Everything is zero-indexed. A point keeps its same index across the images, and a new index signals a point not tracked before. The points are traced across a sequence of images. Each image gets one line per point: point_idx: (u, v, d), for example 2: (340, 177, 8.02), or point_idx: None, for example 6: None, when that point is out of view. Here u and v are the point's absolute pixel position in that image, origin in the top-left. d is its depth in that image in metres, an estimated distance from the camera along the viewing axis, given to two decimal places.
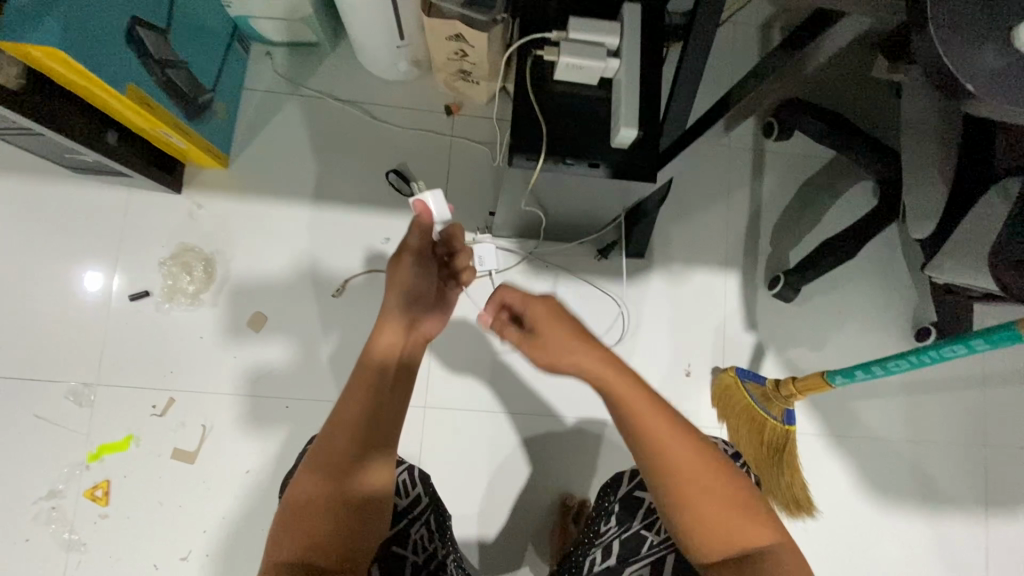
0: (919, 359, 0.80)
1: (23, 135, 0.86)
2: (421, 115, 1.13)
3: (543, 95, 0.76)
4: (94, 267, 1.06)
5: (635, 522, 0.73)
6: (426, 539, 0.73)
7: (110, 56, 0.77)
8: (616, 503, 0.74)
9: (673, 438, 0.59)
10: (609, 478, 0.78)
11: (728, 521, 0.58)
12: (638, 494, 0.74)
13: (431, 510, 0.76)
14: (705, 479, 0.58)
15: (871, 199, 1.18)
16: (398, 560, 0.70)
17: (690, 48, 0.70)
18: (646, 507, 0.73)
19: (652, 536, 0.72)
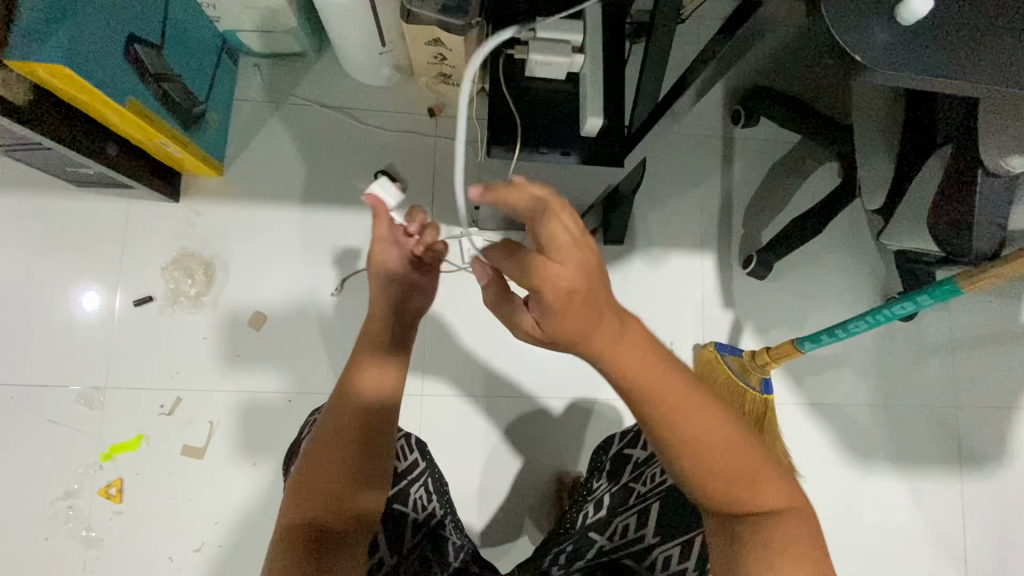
0: (876, 318, 0.86)
1: (29, 150, 0.91)
2: (405, 117, 1.19)
3: (517, 91, 0.82)
4: (99, 276, 1.11)
5: (624, 476, 0.79)
6: (425, 499, 0.79)
7: (110, 71, 0.82)
8: (606, 462, 0.82)
9: (671, 388, 0.55)
10: (601, 441, 0.87)
11: (744, 488, 0.58)
12: (627, 451, 0.81)
13: (427, 474, 0.80)
14: (705, 431, 0.56)
15: (835, 178, 1.25)
16: (399, 518, 0.77)
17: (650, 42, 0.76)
18: (633, 463, 0.79)
19: (639, 486, 0.77)
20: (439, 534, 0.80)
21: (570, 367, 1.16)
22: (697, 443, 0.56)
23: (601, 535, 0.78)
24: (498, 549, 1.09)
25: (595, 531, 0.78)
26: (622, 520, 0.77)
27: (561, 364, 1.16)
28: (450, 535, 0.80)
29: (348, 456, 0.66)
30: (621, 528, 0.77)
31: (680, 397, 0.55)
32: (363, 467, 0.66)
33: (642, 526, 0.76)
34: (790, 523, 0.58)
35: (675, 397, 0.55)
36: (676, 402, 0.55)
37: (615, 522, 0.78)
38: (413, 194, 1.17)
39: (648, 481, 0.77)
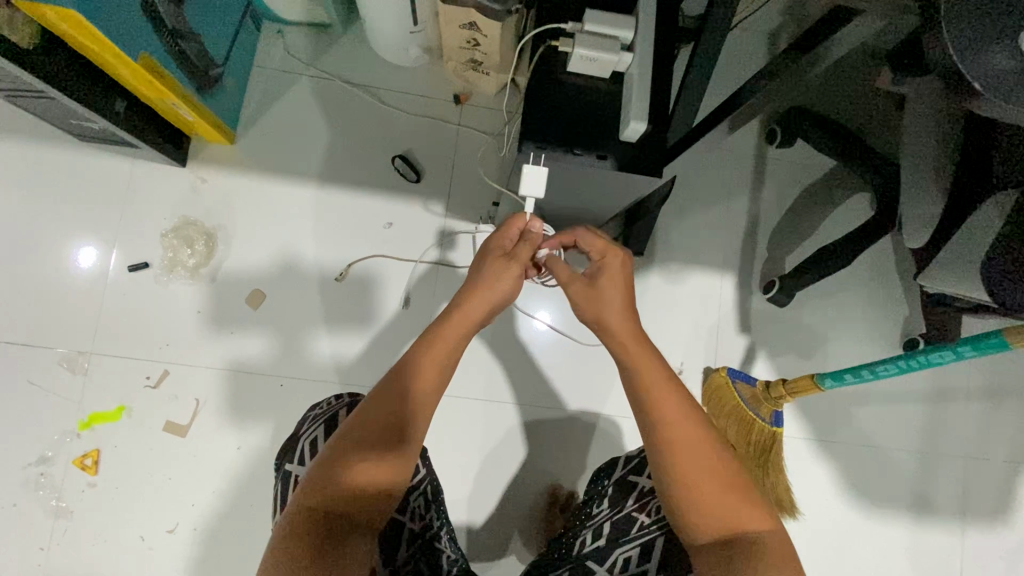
0: (908, 365, 0.80)
1: (32, 98, 0.86)
2: (429, 102, 1.14)
3: (554, 87, 0.77)
4: (94, 240, 1.05)
5: (627, 503, 0.73)
6: (423, 508, 0.75)
7: (126, 23, 0.76)
8: (607, 487, 0.77)
9: (665, 383, 0.65)
10: (602, 465, 0.81)
11: (727, 503, 0.61)
12: (631, 478, 0.75)
13: (427, 481, 0.77)
14: (697, 438, 0.63)
15: (868, 210, 1.20)
16: (396, 527, 0.73)
17: (701, 43, 0.71)
18: (637, 491, 0.74)
19: (644, 516, 0.71)
20: (433, 547, 0.73)
21: (576, 377, 1.11)
22: (680, 450, 0.62)
23: (600, 566, 0.71)
24: (482, 559, 1.05)
25: (593, 561, 0.72)
26: (623, 552, 0.71)
27: (566, 375, 1.11)
28: (444, 548, 0.73)
29: (351, 428, 0.61)
30: (621, 562, 0.71)
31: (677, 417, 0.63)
32: (371, 438, 0.60)
33: (646, 561, 0.70)
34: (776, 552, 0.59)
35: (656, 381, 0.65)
36: (675, 422, 0.63)
37: (615, 552, 0.71)
38: (430, 184, 1.11)
39: (653, 512, 0.71)
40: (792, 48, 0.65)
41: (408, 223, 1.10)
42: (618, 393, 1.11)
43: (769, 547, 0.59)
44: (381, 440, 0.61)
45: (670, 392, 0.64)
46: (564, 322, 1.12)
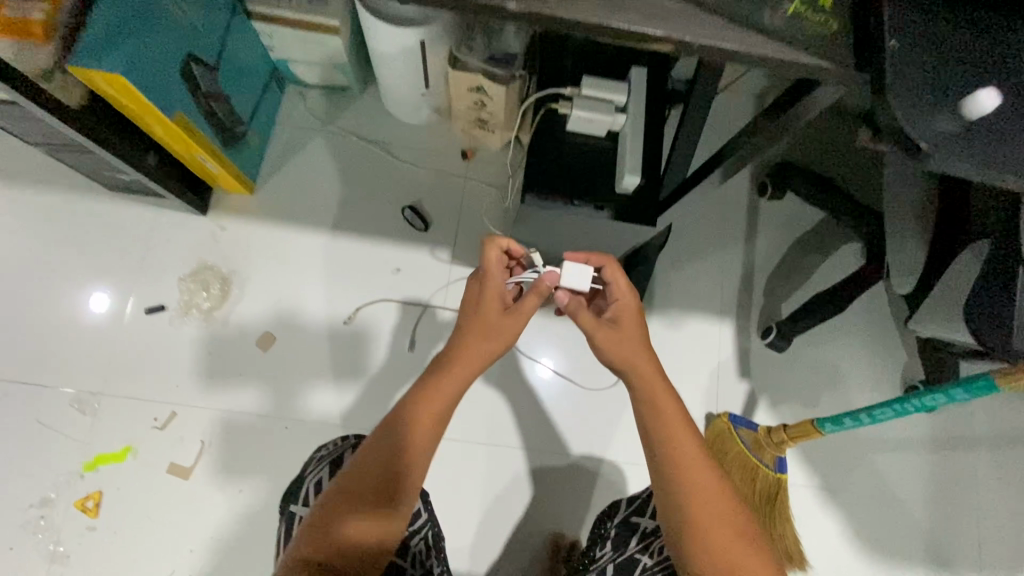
0: (904, 407, 0.81)
1: (72, 152, 0.93)
2: (438, 157, 1.21)
3: (554, 144, 0.84)
4: (104, 289, 1.10)
5: (630, 545, 0.72)
6: (424, 554, 0.74)
7: (165, 86, 0.84)
8: (611, 529, 0.76)
9: (681, 426, 0.66)
10: (607, 506, 0.80)
11: (739, 557, 0.60)
12: (634, 519, 0.75)
13: (429, 526, 0.76)
14: (710, 487, 0.63)
15: (860, 258, 1.24)
16: (396, 571, 0.72)
17: (688, 109, 0.77)
18: (640, 532, 0.73)
19: (646, 558, 0.69)
20: None
21: (579, 423, 1.12)
22: (695, 497, 0.62)
23: None
24: None
25: None
26: None
27: (568, 419, 1.12)
28: None
29: (352, 472, 0.62)
30: None
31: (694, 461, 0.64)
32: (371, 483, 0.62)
33: None
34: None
35: (672, 426, 0.65)
36: (689, 466, 0.63)
37: None
38: (437, 232, 1.17)
39: (655, 553, 0.70)
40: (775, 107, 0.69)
41: (416, 270, 1.15)
42: (621, 438, 1.12)
43: None
44: (380, 486, 0.62)
45: (686, 439, 0.65)
46: (566, 367, 1.14)
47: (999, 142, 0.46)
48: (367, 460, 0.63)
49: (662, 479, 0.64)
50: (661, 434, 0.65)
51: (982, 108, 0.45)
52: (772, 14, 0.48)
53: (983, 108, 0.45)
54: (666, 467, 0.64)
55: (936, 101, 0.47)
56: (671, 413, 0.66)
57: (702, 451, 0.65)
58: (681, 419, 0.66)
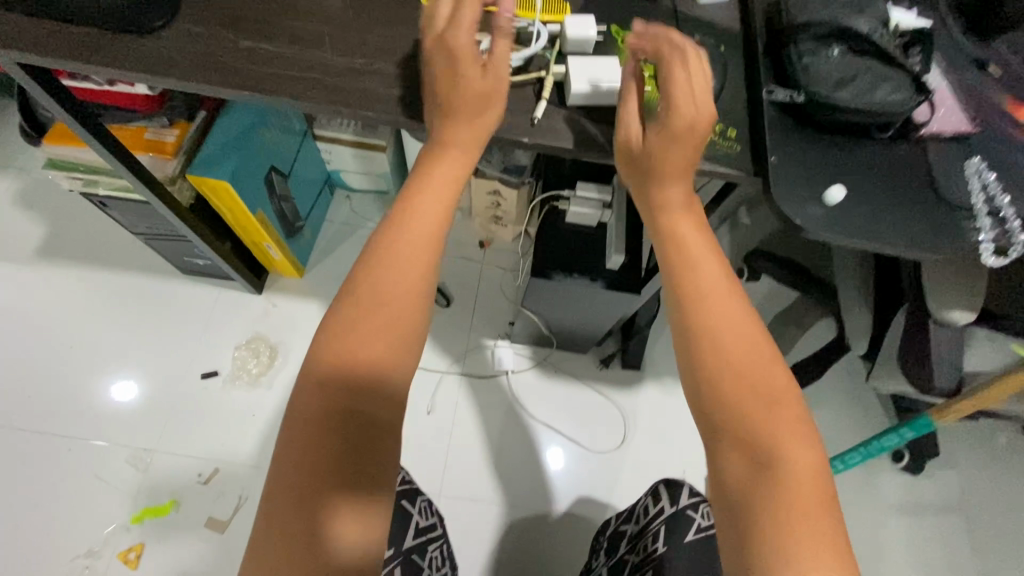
0: (867, 451, 0.90)
1: (167, 241, 1.15)
2: (459, 246, 1.43)
3: (554, 231, 1.04)
4: (128, 378, 1.24)
5: (620, 550, 0.80)
6: (440, 559, 0.83)
7: (253, 190, 1.07)
8: (603, 541, 0.85)
9: (736, 318, 0.51)
10: (600, 523, 0.90)
11: (786, 479, 0.44)
12: (620, 526, 0.83)
13: (443, 539, 0.86)
14: (763, 388, 0.48)
15: (834, 332, 1.39)
16: (415, 570, 0.79)
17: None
18: (627, 537, 0.80)
19: (632, 557, 0.77)
20: None
21: (584, 485, 1.20)
22: (735, 389, 0.48)
23: None
24: None
25: None
26: None
27: (573, 478, 1.21)
28: None
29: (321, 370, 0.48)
30: None
31: (741, 341, 0.50)
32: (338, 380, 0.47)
33: None
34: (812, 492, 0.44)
35: (720, 311, 0.51)
36: (729, 341, 0.50)
37: None
38: (457, 308, 1.35)
39: (639, 551, 0.76)
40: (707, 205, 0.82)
41: (438, 341, 1.31)
42: (624, 498, 1.20)
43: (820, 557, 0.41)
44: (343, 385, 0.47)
45: (741, 329, 0.50)
46: (572, 429, 1.25)
47: (861, 220, 0.59)
48: (334, 341, 0.49)
49: (685, 332, 0.51)
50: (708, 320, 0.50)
51: (836, 196, 0.58)
52: (696, 141, 0.62)
53: (835, 196, 0.58)
54: (703, 353, 0.50)
55: (806, 193, 0.59)
56: (724, 302, 0.52)
57: (762, 352, 0.49)
58: (740, 314, 0.51)
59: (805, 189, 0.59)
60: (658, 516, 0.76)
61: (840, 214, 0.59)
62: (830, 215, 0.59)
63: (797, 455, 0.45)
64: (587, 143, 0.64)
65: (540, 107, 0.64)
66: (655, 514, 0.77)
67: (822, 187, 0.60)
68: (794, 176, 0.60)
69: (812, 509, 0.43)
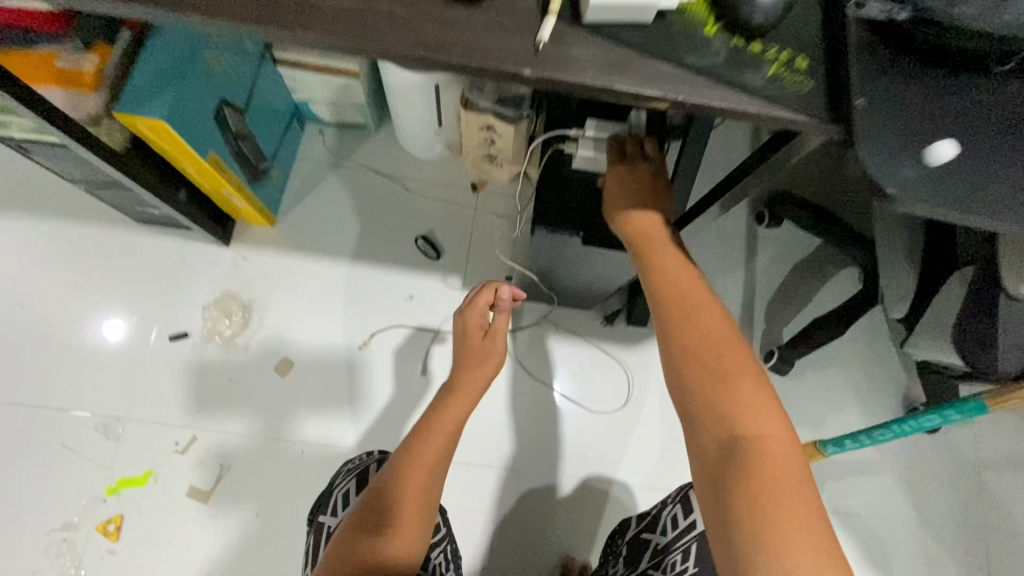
0: (901, 429, 0.83)
1: (109, 189, 0.99)
2: (449, 189, 1.27)
3: (556, 179, 0.90)
4: (113, 320, 1.14)
5: (643, 564, 0.71)
6: (443, 566, 0.75)
7: (201, 129, 0.91)
8: (623, 546, 0.78)
9: (691, 286, 0.67)
10: (618, 524, 0.83)
11: (742, 402, 0.56)
12: (644, 535, 0.74)
13: (446, 539, 0.78)
14: (718, 339, 0.61)
15: (858, 283, 1.28)
16: None
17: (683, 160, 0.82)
18: (653, 549, 0.71)
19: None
20: None
21: (588, 449, 1.14)
22: (693, 340, 0.61)
23: None
24: None
25: None
26: None
27: (576, 442, 1.14)
28: None
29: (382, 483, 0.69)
30: None
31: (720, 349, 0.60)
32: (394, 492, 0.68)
33: None
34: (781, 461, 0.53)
35: (681, 281, 0.67)
36: (709, 346, 0.60)
37: None
38: (448, 261, 1.22)
39: (668, 569, 0.67)
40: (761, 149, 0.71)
41: (428, 297, 1.19)
42: (628, 461, 1.14)
43: (767, 453, 0.53)
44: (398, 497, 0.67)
45: (695, 291, 0.66)
46: (574, 391, 1.17)
47: (966, 185, 0.48)
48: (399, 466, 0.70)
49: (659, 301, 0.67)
50: (666, 286, 0.67)
51: (943, 155, 0.47)
52: (757, 77, 0.49)
53: (943, 155, 0.47)
54: (665, 316, 0.65)
55: (902, 149, 0.48)
56: (679, 274, 0.68)
57: (715, 313, 0.64)
58: (693, 281, 0.68)
59: (901, 145, 0.48)
60: (689, 530, 0.66)
61: (942, 177, 0.47)
62: (930, 178, 0.47)
63: (766, 430, 0.55)
64: (611, 68, 0.49)
65: (546, 27, 0.49)
66: (685, 529, 0.67)
67: (924, 142, 0.48)
68: (887, 129, 0.48)
69: (777, 460, 0.53)
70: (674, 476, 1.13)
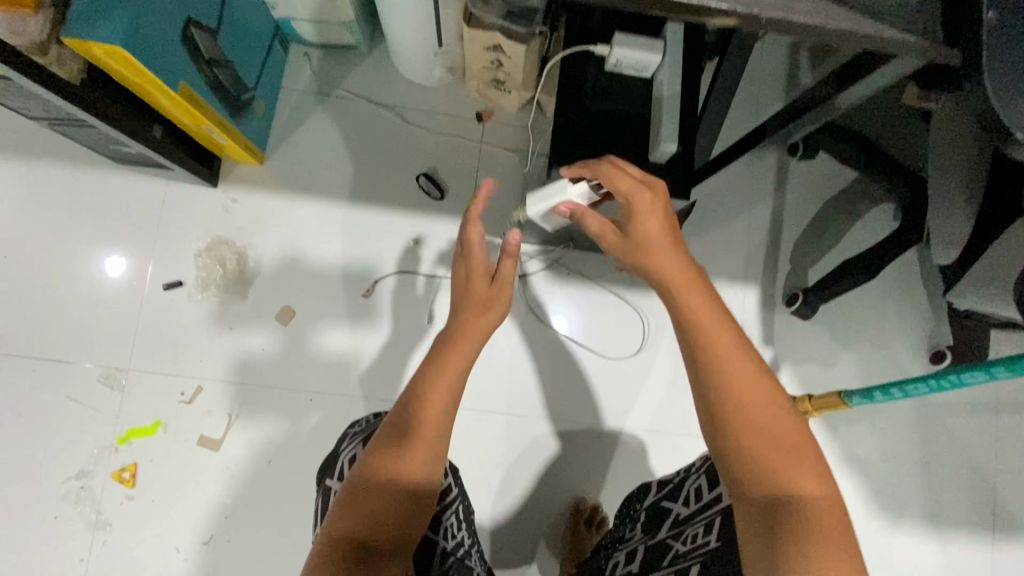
0: (939, 385, 0.79)
1: (75, 126, 0.89)
2: (452, 119, 1.15)
3: (575, 108, 0.78)
4: (119, 255, 1.09)
5: (661, 531, 0.70)
6: (455, 527, 0.74)
7: (167, 56, 0.79)
8: (641, 512, 0.76)
9: (718, 319, 0.58)
10: (635, 489, 0.81)
11: (782, 462, 0.53)
12: (664, 503, 0.73)
13: (459, 501, 0.77)
14: (753, 392, 0.55)
15: (893, 221, 1.20)
16: (430, 544, 0.71)
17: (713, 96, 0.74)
18: (673, 518, 0.70)
19: (678, 545, 0.66)
20: None
21: (601, 395, 1.11)
22: (731, 395, 0.55)
23: None
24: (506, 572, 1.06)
25: None
26: None
27: (588, 387, 1.12)
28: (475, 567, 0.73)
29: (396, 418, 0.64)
30: None
31: (748, 382, 0.55)
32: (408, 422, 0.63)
33: None
34: (827, 517, 0.51)
35: (703, 311, 0.58)
36: (739, 388, 0.55)
37: None
38: (453, 200, 1.13)
39: (687, 540, 0.65)
40: (827, 79, 0.65)
41: (433, 240, 1.12)
42: (641, 407, 1.12)
43: (817, 514, 0.51)
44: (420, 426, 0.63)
45: (723, 329, 0.57)
46: (586, 335, 1.13)
47: None
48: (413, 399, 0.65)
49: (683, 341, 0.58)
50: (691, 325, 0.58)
51: None
52: None
53: None
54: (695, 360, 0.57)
55: None
56: (700, 302, 0.59)
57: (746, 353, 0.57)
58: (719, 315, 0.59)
59: None
60: (715, 506, 0.63)
61: None
62: None
63: (806, 484, 0.53)
64: None
65: None
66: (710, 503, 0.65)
67: None
68: None
69: (826, 516, 0.51)
70: (688, 421, 1.11)
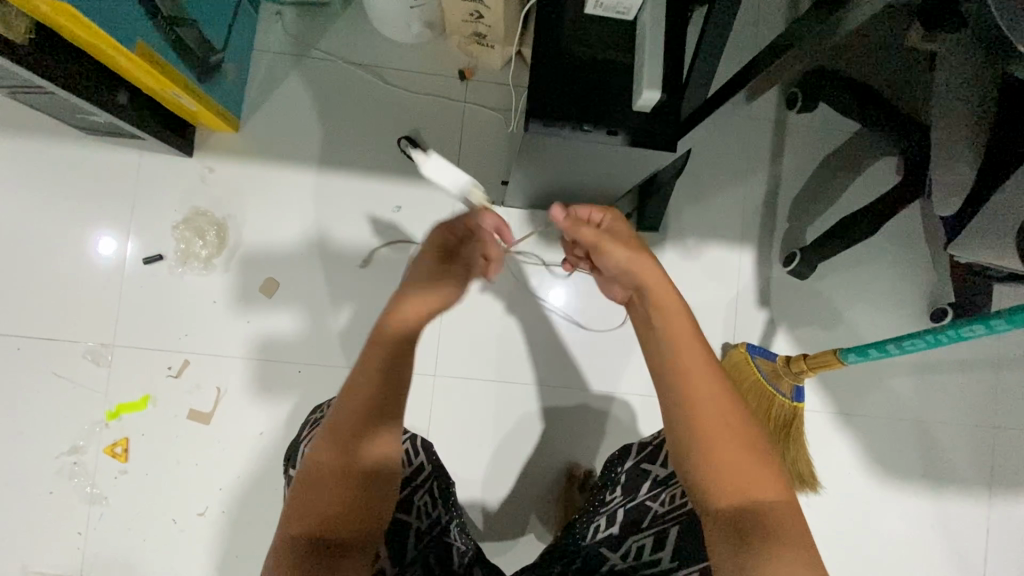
0: (936, 338, 0.77)
1: (33, 93, 0.85)
2: (434, 79, 1.10)
3: (555, 59, 0.74)
4: (111, 234, 1.06)
5: (641, 493, 0.72)
6: (429, 506, 0.75)
7: (117, 12, 0.75)
8: (620, 475, 0.73)
9: (692, 346, 0.63)
10: (613, 452, 0.77)
11: (746, 471, 0.59)
12: (645, 466, 0.72)
13: (431, 480, 0.76)
14: (723, 408, 0.61)
15: (895, 176, 1.15)
16: (401, 525, 0.72)
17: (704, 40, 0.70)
18: (652, 480, 0.72)
19: (657, 506, 0.70)
20: (444, 541, 0.74)
21: (591, 362, 1.10)
22: (702, 416, 0.60)
23: (614, 552, 0.72)
24: (499, 536, 1.06)
25: (607, 547, 0.72)
26: (636, 541, 0.71)
27: (575, 358, 1.10)
28: (455, 540, 0.74)
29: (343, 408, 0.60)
30: (634, 549, 0.71)
31: (717, 407, 0.60)
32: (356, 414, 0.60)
33: (659, 550, 0.69)
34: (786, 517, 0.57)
35: (682, 336, 0.64)
36: (710, 410, 0.60)
37: (628, 541, 0.71)
38: None
39: (665, 502, 0.70)
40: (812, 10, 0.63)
41: (417, 206, 1.09)
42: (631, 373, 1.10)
43: (778, 515, 0.57)
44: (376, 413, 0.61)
45: (700, 359, 0.63)
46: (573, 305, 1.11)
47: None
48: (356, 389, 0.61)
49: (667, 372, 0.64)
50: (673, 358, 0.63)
51: None
52: None
53: None
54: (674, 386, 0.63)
55: None
56: (680, 326, 0.64)
57: (714, 380, 0.62)
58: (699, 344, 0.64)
59: None
60: None
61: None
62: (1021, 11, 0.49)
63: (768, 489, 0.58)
64: None
65: None
66: None
67: None
68: None
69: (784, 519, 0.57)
70: None
